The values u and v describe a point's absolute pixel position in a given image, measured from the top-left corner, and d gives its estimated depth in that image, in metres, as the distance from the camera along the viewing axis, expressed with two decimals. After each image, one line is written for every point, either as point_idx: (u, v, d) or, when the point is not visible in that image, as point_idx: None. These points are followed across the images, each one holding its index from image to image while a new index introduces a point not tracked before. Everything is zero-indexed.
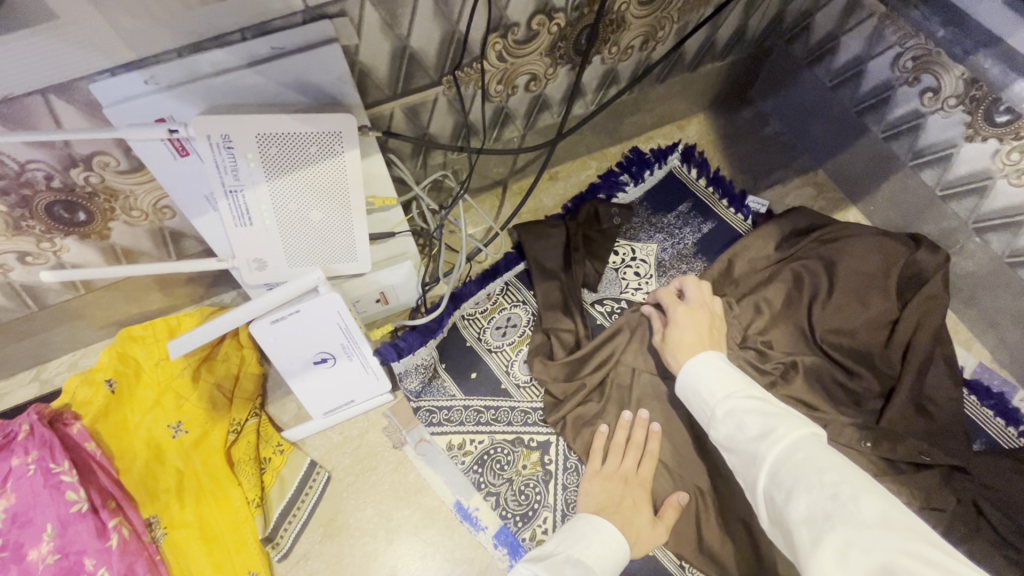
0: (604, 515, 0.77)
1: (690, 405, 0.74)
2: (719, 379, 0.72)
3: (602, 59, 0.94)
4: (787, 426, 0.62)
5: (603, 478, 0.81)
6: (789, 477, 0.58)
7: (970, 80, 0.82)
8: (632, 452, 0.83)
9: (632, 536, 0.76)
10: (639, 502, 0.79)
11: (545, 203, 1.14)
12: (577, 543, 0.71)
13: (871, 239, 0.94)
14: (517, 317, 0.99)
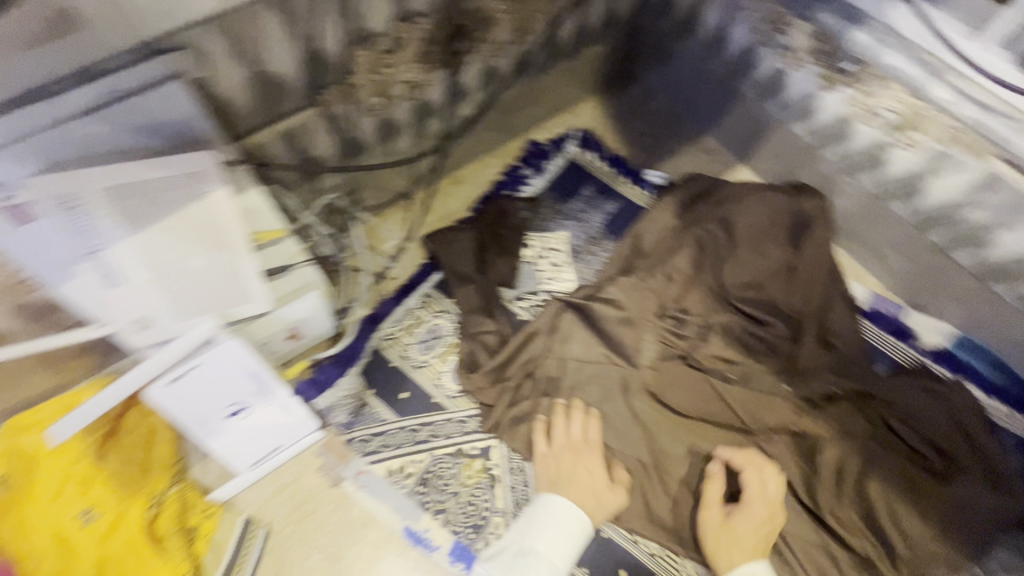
0: (557, 491, 0.81)
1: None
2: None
3: (476, 57, 0.93)
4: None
5: (552, 456, 0.84)
6: None
7: (815, 35, 0.88)
8: (579, 422, 0.86)
9: (590, 506, 0.80)
10: (593, 471, 0.83)
11: (454, 208, 1.11)
12: (531, 531, 0.76)
13: (760, 193, 0.99)
14: (441, 328, 0.98)
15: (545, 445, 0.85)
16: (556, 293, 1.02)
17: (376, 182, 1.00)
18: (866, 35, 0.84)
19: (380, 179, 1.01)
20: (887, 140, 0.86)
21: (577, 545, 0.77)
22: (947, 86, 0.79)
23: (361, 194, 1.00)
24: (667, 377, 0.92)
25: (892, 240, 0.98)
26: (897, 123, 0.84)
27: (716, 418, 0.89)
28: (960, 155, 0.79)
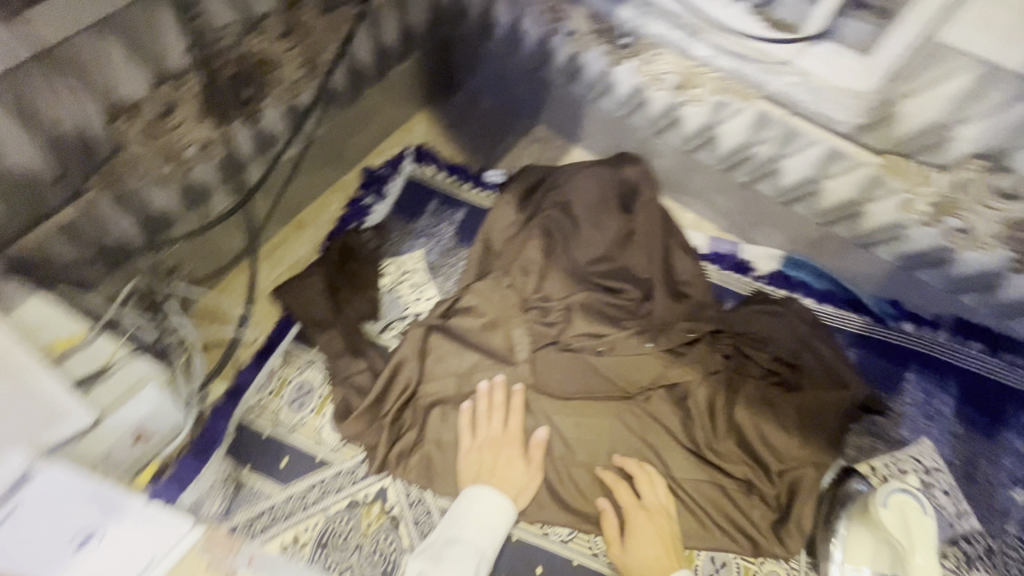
0: (481, 480, 0.81)
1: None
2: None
3: (273, 101, 0.90)
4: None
5: (476, 450, 0.85)
6: None
7: (590, 17, 0.94)
8: (498, 413, 0.87)
9: (512, 492, 0.82)
10: (513, 458, 0.85)
11: (300, 253, 1.07)
12: (458, 522, 0.78)
13: (586, 171, 1.05)
14: (310, 381, 0.94)
15: (468, 442, 0.85)
16: (422, 313, 1.02)
17: (201, 246, 0.93)
18: (631, 7, 0.87)
19: (203, 243, 0.93)
20: (676, 100, 0.95)
21: (502, 528, 0.79)
22: (704, 43, 0.84)
23: (184, 264, 0.91)
24: (541, 364, 0.93)
25: (709, 185, 1.06)
26: (677, 84, 0.93)
27: (599, 391, 0.92)
28: (734, 101, 0.88)
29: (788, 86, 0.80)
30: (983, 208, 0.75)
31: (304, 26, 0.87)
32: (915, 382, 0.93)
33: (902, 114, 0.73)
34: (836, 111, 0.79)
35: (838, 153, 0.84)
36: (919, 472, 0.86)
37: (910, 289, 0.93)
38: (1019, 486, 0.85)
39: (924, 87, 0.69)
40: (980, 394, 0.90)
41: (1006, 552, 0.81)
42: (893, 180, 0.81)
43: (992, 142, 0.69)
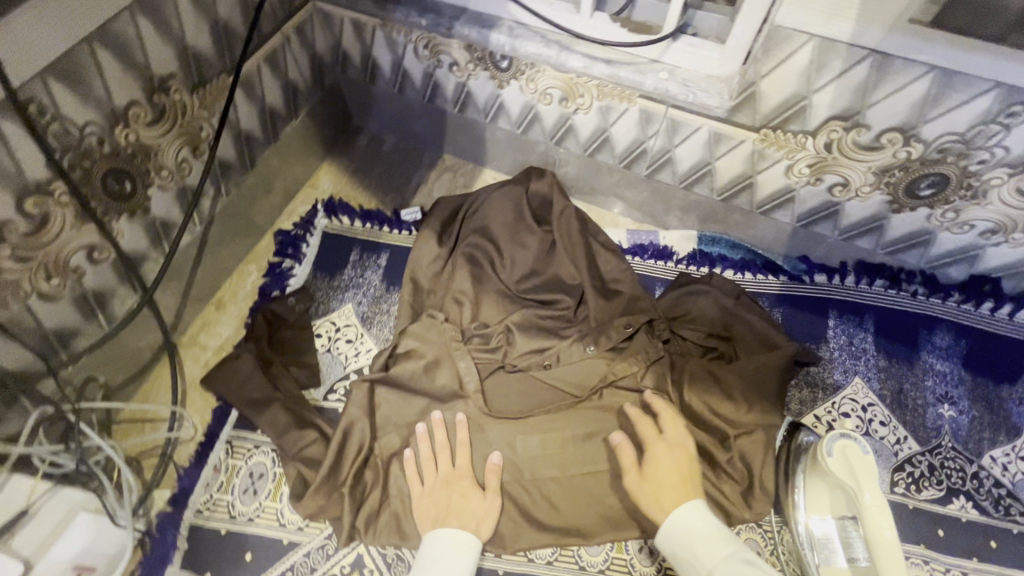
0: (441, 525, 0.79)
1: (677, 562, 0.73)
2: (705, 535, 0.72)
3: (159, 187, 0.87)
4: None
5: (427, 496, 0.82)
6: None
7: (467, 47, 0.97)
8: (443, 454, 0.85)
9: (473, 525, 0.80)
10: (468, 492, 0.82)
11: (224, 333, 1.03)
12: (424, 566, 0.76)
13: (498, 193, 1.04)
14: (260, 465, 0.90)
15: (417, 488, 0.82)
16: (364, 366, 1.00)
17: (111, 354, 0.89)
18: (500, 33, 0.90)
19: (114, 347, 0.89)
20: (566, 111, 1.00)
21: (470, 566, 0.77)
22: (578, 54, 0.86)
23: (98, 372, 0.88)
24: (494, 389, 0.93)
25: (616, 183, 1.10)
26: (562, 96, 0.97)
27: (551, 403, 0.91)
28: (616, 104, 0.93)
29: (662, 82, 0.83)
30: (854, 162, 0.83)
31: (179, 106, 0.84)
32: (837, 327, 0.98)
33: (763, 92, 0.80)
34: (707, 98, 0.82)
35: (719, 135, 0.89)
36: (857, 411, 0.92)
37: (814, 243, 1.02)
38: (944, 402, 0.92)
39: (775, 66, 0.76)
40: (896, 326, 0.97)
41: (945, 465, 0.88)
42: (772, 150, 0.87)
43: (847, 103, 0.76)
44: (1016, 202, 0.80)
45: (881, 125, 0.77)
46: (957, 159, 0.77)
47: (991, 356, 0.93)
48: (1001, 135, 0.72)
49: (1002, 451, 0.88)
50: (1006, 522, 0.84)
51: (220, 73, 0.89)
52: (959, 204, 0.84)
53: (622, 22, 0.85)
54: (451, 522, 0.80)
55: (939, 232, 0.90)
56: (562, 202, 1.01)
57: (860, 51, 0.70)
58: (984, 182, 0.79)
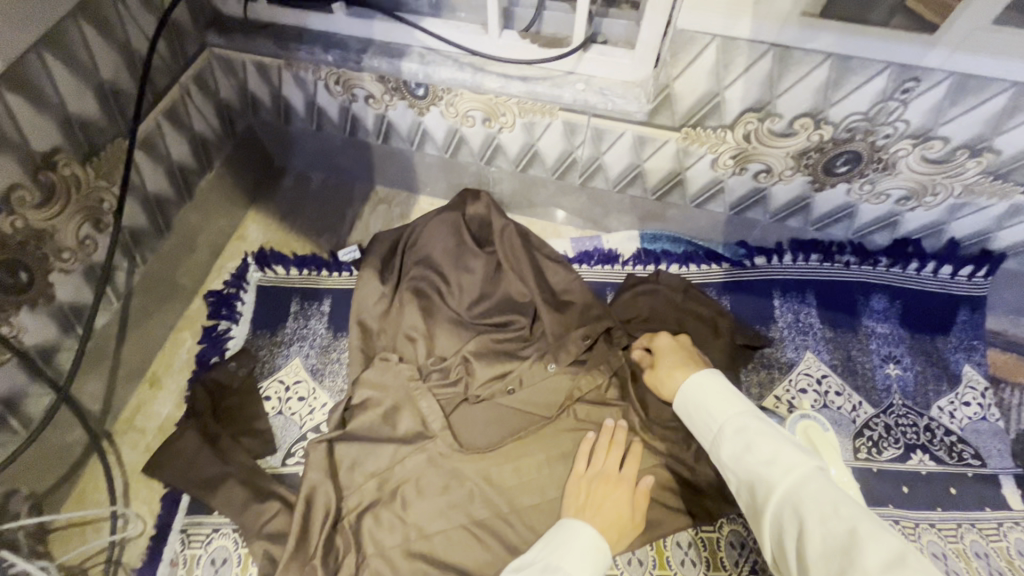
0: (580, 517, 0.76)
1: (689, 418, 0.74)
2: (718, 395, 0.71)
3: (62, 270, 0.79)
4: (796, 457, 0.60)
5: (576, 483, 0.81)
6: (742, 442, 0.64)
7: (379, 79, 0.94)
8: (615, 450, 0.83)
9: (611, 536, 0.75)
10: (623, 504, 0.78)
11: (163, 412, 0.96)
12: (557, 546, 0.72)
13: (434, 220, 1.00)
14: (223, 548, 0.84)
15: (575, 482, 0.81)
16: (320, 423, 0.96)
17: (33, 459, 0.81)
18: (411, 61, 0.87)
19: (36, 451, 0.81)
20: (491, 131, 0.99)
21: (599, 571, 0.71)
22: (493, 74, 0.85)
23: (20, 482, 0.80)
24: (460, 422, 0.89)
25: (552, 194, 1.09)
26: (485, 117, 0.96)
27: (519, 429, 0.89)
28: (538, 119, 0.93)
29: (580, 94, 0.83)
30: (773, 149, 0.86)
31: (70, 180, 0.77)
32: (783, 307, 1.01)
33: (679, 93, 0.81)
34: (625, 105, 0.82)
35: (644, 138, 0.90)
36: (813, 385, 0.95)
37: (750, 228, 1.04)
38: (890, 362, 0.96)
39: (685, 67, 0.77)
40: (835, 297, 1.01)
41: (899, 423, 0.92)
42: (695, 147, 0.89)
43: (758, 96, 0.78)
44: (922, 169, 0.85)
45: (791, 113, 0.79)
46: (864, 136, 0.81)
47: (923, 312, 0.98)
48: (900, 110, 0.76)
49: (947, 400, 0.93)
50: (961, 466, 0.88)
51: (114, 139, 0.83)
52: (873, 176, 0.88)
53: (531, 39, 0.84)
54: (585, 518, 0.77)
55: (859, 204, 0.94)
56: (501, 220, 0.98)
57: (761, 45, 0.72)
58: (891, 154, 0.83)
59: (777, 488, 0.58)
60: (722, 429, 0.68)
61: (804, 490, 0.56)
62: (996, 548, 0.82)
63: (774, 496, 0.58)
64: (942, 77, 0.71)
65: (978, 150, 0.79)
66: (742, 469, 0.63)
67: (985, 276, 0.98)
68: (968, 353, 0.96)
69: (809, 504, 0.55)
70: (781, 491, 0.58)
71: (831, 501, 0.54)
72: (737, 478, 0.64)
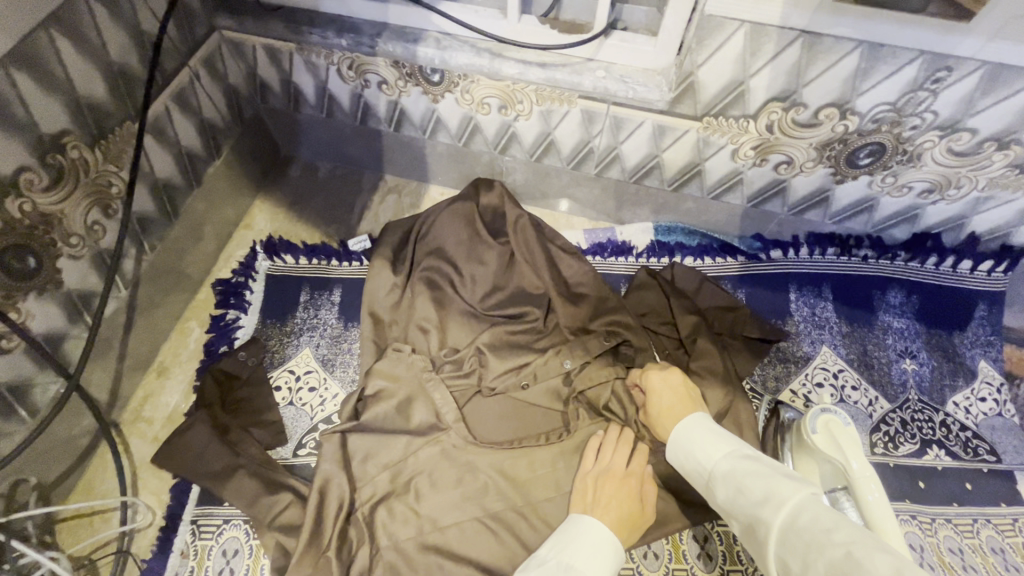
0: (588, 513, 0.75)
1: (685, 469, 0.73)
2: (705, 442, 0.71)
3: (70, 256, 0.78)
4: (786, 488, 0.57)
5: (582, 480, 0.80)
6: (734, 486, 0.63)
7: (394, 64, 0.92)
8: (621, 447, 0.82)
9: (620, 531, 0.74)
10: (631, 500, 0.77)
11: (171, 402, 0.95)
12: (569, 545, 0.71)
13: (446, 210, 0.98)
14: (233, 540, 0.83)
15: (580, 480, 0.80)
16: (331, 414, 0.95)
17: (41, 448, 0.80)
18: (427, 46, 0.85)
19: (44, 441, 0.80)
20: (506, 119, 0.97)
21: (612, 567, 0.70)
22: (512, 60, 0.83)
23: (28, 472, 0.78)
24: (472, 415, 0.88)
25: (566, 184, 1.08)
26: (502, 104, 0.94)
27: (531, 423, 0.88)
28: (557, 107, 0.91)
29: (600, 81, 0.82)
30: (795, 140, 0.85)
31: (79, 164, 0.75)
32: (799, 301, 1.00)
33: (702, 81, 0.79)
34: (646, 92, 0.81)
35: (663, 127, 0.89)
36: (830, 379, 0.94)
37: (766, 221, 1.03)
38: (906, 356, 0.96)
39: (710, 55, 0.76)
40: (851, 291, 1.00)
41: (915, 418, 0.91)
42: (716, 137, 0.88)
43: (783, 85, 0.77)
44: (948, 162, 0.84)
45: (817, 103, 0.78)
46: (891, 127, 0.80)
47: (941, 307, 0.98)
48: (929, 101, 0.75)
49: (963, 395, 0.92)
50: (976, 462, 0.87)
51: (122, 122, 0.80)
52: (897, 168, 0.87)
53: (551, 24, 0.82)
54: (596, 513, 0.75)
55: (880, 197, 0.93)
56: (515, 210, 0.96)
57: (790, 32, 0.70)
58: (917, 146, 0.82)
59: (773, 526, 0.55)
60: (716, 476, 0.67)
61: (798, 521, 0.53)
62: (1013, 543, 0.82)
63: (772, 535, 0.55)
64: (974, 66, 0.70)
65: (1006, 142, 0.78)
66: (740, 514, 0.61)
67: (1004, 272, 0.97)
68: (984, 349, 0.95)
69: (806, 536, 0.51)
70: (778, 527, 0.55)
71: (824, 528, 0.50)
72: (740, 525, 0.61)
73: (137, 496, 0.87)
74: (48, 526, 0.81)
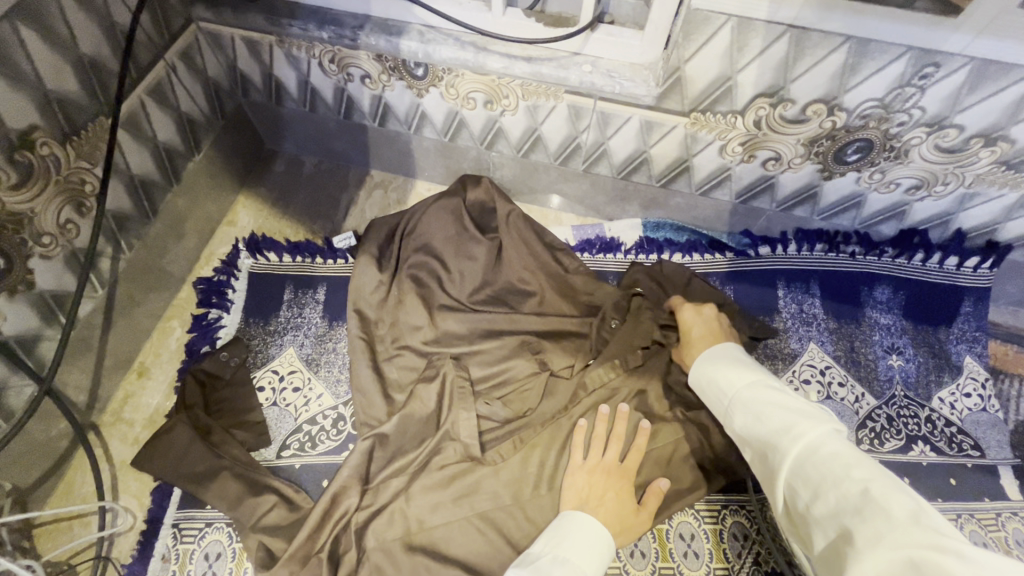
0: (584, 509, 0.75)
1: (705, 395, 0.73)
2: (729, 371, 0.70)
3: (43, 256, 0.76)
4: (807, 423, 0.58)
5: (575, 474, 0.78)
6: (751, 415, 0.64)
7: (377, 58, 0.90)
8: (612, 445, 0.80)
9: (616, 527, 0.74)
10: (626, 497, 0.77)
11: (152, 403, 0.93)
12: (563, 541, 0.70)
13: (433, 206, 0.97)
14: (215, 543, 0.82)
15: (574, 476, 0.78)
16: (317, 416, 0.93)
17: (15, 452, 0.78)
18: (411, 40, 0.83)
19: (20, 444, 0.78)
20: (492, 113, 0.95)
21: (606, 559, 0.70)
22: (496, 54, 0.81)
23: (3, 477, 0.77)
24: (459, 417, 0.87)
25: (554, 180, 1.07)
26: (486, 99, 0.93)
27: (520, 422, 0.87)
28: (542, 102, 0.90)
29: (586, 76, 0.80)
30: (783, 136, 0.84)
31: (49, 161, 0.72)
32: (787, 297, 1.00)
33: (689, 75, 0.78)
34: (633, 88, 0.79)
35: (650, 123, 0.88)
36: (817, 376, 0.94)
37: (754, 217, 1.03)
38: (892, 353, 0.96)
39: (698, 49, 0.75)
40: (838, 287, 1.00)
41: (901, 414, 0.91)
42: (703, 133, 0.87)
43: (771, 80, 0.76)
44: (934, 158, 0.84)
45: (804, 98, 0.78)
46: (878, 123, 0.80)
47: (927, 303, 0.98)
48: (916, 97, 0.75)
49: (948, 390, 0.93)
50: (960, 457, 0.88)
51: (95, 118, 0.78)
52: (884, 165, 0.87)
53: (537, 17, 0.80)
54: (589, 509, 0.75)
55: (868, 193, 0.93)
56: (504, 206, 0.95)
57: (777, 27, 0.69)
58: (905, 142, 0.82)
59: (787, 457, 0.57)
60: (736, 402, 0.66)
61: (816, 454, 0.55)
62: (995, 538, 0.82)
63: (785, 466, 0.57)
64: (961, 62, 0.69)
65: (992, 138, 0.78)
66: (756, 441, 0.62)
67: (990, 268, 0.97)
68: (970, 344, 0.95)
69: (821, 470, 0.53)
70: (792, 459, 0.56)
71: (843, 464, 0.52)
72: (752, 450, 0.63)
73: (117, 500, 0.85)
74: (26, 531, 0.79)
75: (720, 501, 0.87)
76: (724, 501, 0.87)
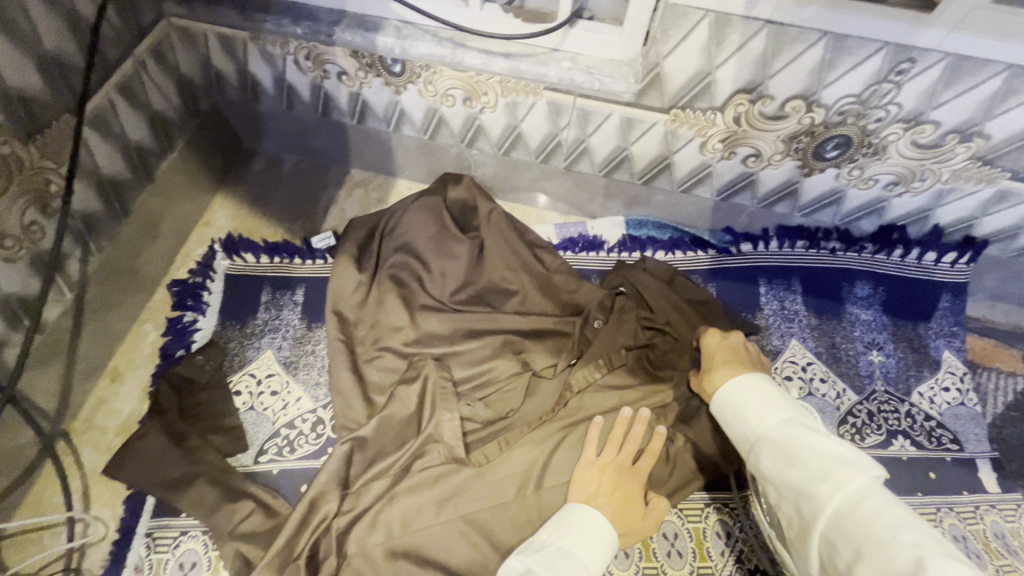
0: (592, 504, 0.73)
1: (730, 428, 0.71)
2: (759, 407, 0.68)
3: (6, 259, 0.73)
4: (847, 471, 0.56)
5: (586, 469, 0.77)
6: (782, 457, 0.61)
7: (353, 54, 0.89)
8: (628, 446, 0.78)
9: (619, 525, 0.74)
10: (634, 497, 0.76)
11: (125, 408, 0.91)
12: (568, 533, 0.69)
13: (414, 205, 0.96)
14: (191, 552, 0.80)
15: (585, 471, 0.77)
16: (296, 420, 0.91)
17: None
18: (387, 35, 0.81)
19: None
20: (472, 111, 0.94)
21: (607, 557, 0.70)
22: (474, 51, 0.80)
23: None
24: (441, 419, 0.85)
25: (536, 178, 1.06)
26: (466, 96, 0.92)
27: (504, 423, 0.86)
28: (522, 99, 0.89)
29: (565, 72, 0.79)
30: (763, 132, 0.84)
31: (11, 161, 0.70)
32: (769, 294, 1.00)
33: (668, 72, 0.78)
34: (613, 84, 0.79)
35: (631, 119, 0.87)
36: (799, 372, 0.94)
37: (737, 214, 1.03)
38: (873, 348, 0.96)
39: (676, 45, 0.74)
40: (820, 284, 1.00)
41: (882, 409, 0.92)
42: (684, 130, 0.86)
43: (749, 76, 0.76)
44: (912, 154, 0.84)
45: (784, 95, 0.78)
46: (856, 119, 0.80)
47: (907, 298, 0.99)
48: (893, 93, 0.75)
49: (928, 385, 0.93)
50: (940, 451, 0.88)
51: (59, 116, 0.76)
52: (863, 161, 0.87)
53: (514, 12, 0.79)
54: (596, 504, 0.74)
55: (848, 189, 0.93)
56: (485, 205, 0.93)
57: (754, 22, 0.69)
58: (882, 138, 0.82)
59: (825, 507, 0.55)
60: (766, 444, 0.64)
61: (858, 510, 0.53)
62: (974, 531, 0.83)
63: (822, 516, 0.55)
64: (937, 58, 0.69)
65: (968, 134, 0.79)
66: (787, 485, 0.60)
67: (968, 263, 0.98)
68: (948, 339, 0.96)
69: (863, 526, 0.51)
70: (830, 511, 0.54)
71: (889, 523, 0.50)
72: (781, 494, 0.61)
73: (88, 510, 0.83)
74: None
75: (702, 499, 0.87)
76: (707, 500, 0.87)
